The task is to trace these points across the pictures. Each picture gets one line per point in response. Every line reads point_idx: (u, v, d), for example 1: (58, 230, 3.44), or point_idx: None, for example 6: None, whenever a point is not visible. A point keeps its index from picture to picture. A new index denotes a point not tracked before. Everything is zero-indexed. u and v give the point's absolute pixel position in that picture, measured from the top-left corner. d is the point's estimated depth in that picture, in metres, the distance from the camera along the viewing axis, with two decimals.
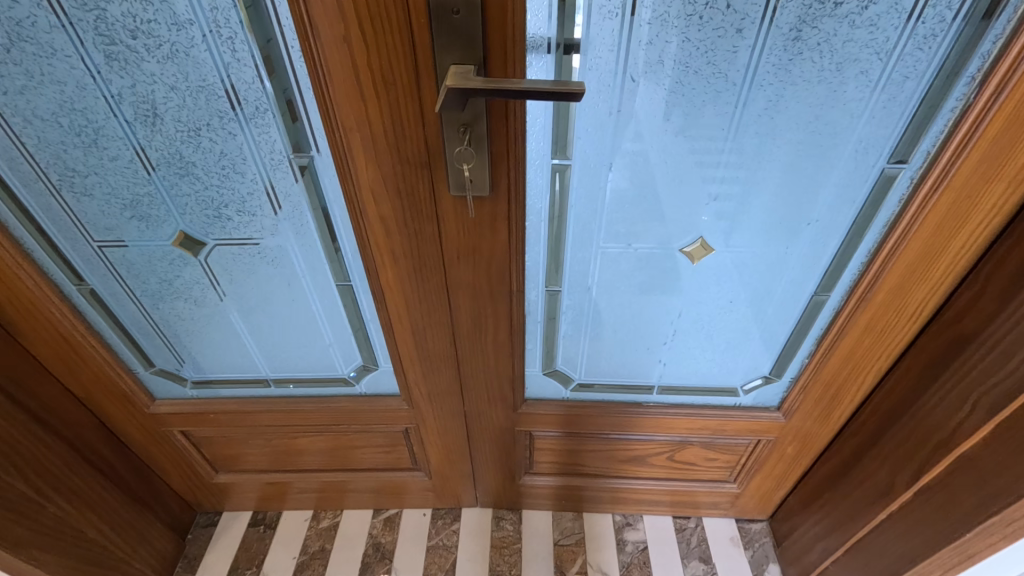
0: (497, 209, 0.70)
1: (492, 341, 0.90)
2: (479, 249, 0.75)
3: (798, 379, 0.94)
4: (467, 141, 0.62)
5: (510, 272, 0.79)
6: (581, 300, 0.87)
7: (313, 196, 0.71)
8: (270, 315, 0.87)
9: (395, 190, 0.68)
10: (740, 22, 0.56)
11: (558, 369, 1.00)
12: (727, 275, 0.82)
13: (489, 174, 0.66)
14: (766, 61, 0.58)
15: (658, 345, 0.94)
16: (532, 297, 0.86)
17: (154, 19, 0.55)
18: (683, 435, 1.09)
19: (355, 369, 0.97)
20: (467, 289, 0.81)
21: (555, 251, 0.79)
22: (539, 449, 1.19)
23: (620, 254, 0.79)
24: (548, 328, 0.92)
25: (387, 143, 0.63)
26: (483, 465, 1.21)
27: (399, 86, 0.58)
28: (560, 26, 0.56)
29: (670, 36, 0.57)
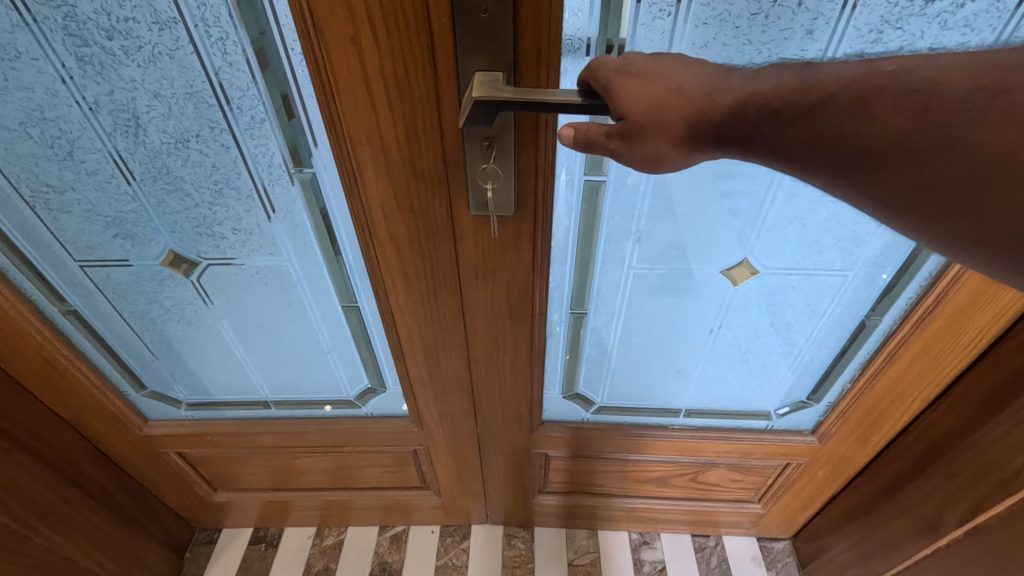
0: (521, 229, 0.63)
1: (510, 364, 0.83)
2: (500, 270, 0.68)
3: (837, 405, 0.88)
4: (492, 158, 0.55)
5: (532, 296, 0.72)
6: (607, 321, 0.80)
7: (317, 214, 0.63)
8: (269, 337, 0.80)
9: (410, 208, 0.61)
10: (813, 23, 0.48)
11: (579, 392, 0.94)
12: (768, 295, 0.75)
13: (515, 193, 0.59)
14: (839, 66, 0.51)
15: (688, 367, 0.88)
16: (555, 319, 0.80)
17: (132, 17, 0.47)
18: (708, 458, 1.03)
19: (362, 391, 0.91)
20: (485, 312, 0.74)
21: (582, 271, 0.73)
22: (555, 470, 1.13)
23: (653, 275, 0.73)
24: (570, 350, 0.85)
25: (400, 158, 0.56)
26: (494, 484, 1.16)
27: (417, 95, 0.51)
28: (603, 25, 0.49)
29: (729, 38, 0.49)
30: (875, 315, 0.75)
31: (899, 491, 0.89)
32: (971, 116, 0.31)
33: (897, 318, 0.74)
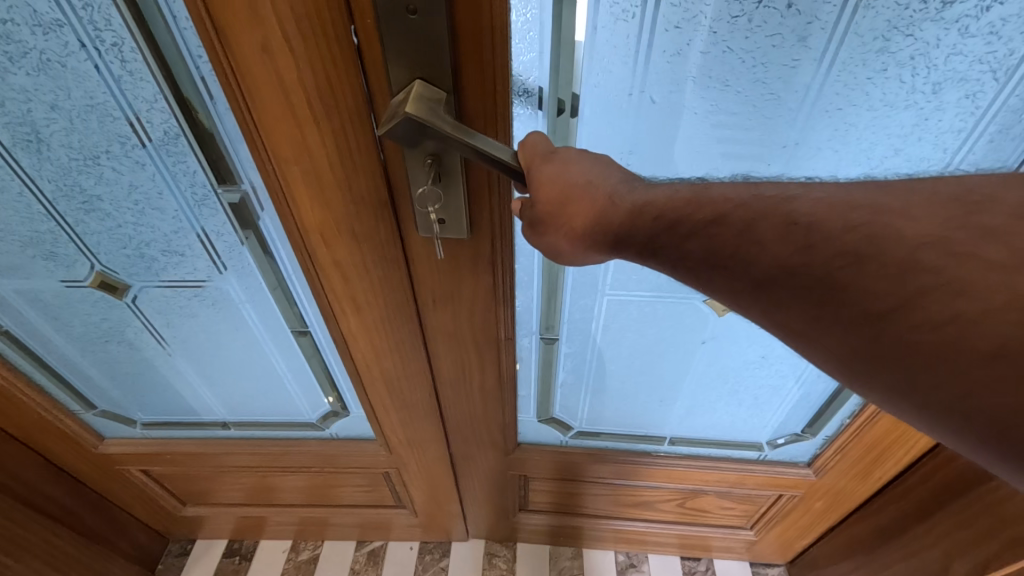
0: (477, 255, 0.57)
1: (479, 390, 0.77)
2: (459, 296, 0.62)
3: (835, 440, 0.81)
4: (437, 178, 0.48)
5: (495, 324, 0.65)
6: (583, 347, 0.74)
7: (253, 236, 0.57)
8: (219, 360, 0.75)
9: (353, 233, 0.54)
10: (807, 29, 0.41)
11: (555, 417, 0.88)
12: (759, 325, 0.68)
13: (468, 215, 0.52)
14: (835, 78, 0.43)
15: (672, 396, 0.81)
16: (525, 344, 0.73)
17: (10, 19, 0.41)
18: (696, 485, 0.97)
19: (325, 414, 0.86)
20: (448, 336, 0.68)
21: (550, 296, 0.66)
22: (536, 490, 1.07)
23: (629, 300, 0.67)
24: (543, 375, 0.79)
25: (334, 179, 0.49)
26: (472, 505, 1.10)
27: (346, 109, 0.44)
28: (554, 83, 0.45)
29: (706, 44, 0.42)
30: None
31: (902, 532, 0.82)
32: (862, 256, 0.29)
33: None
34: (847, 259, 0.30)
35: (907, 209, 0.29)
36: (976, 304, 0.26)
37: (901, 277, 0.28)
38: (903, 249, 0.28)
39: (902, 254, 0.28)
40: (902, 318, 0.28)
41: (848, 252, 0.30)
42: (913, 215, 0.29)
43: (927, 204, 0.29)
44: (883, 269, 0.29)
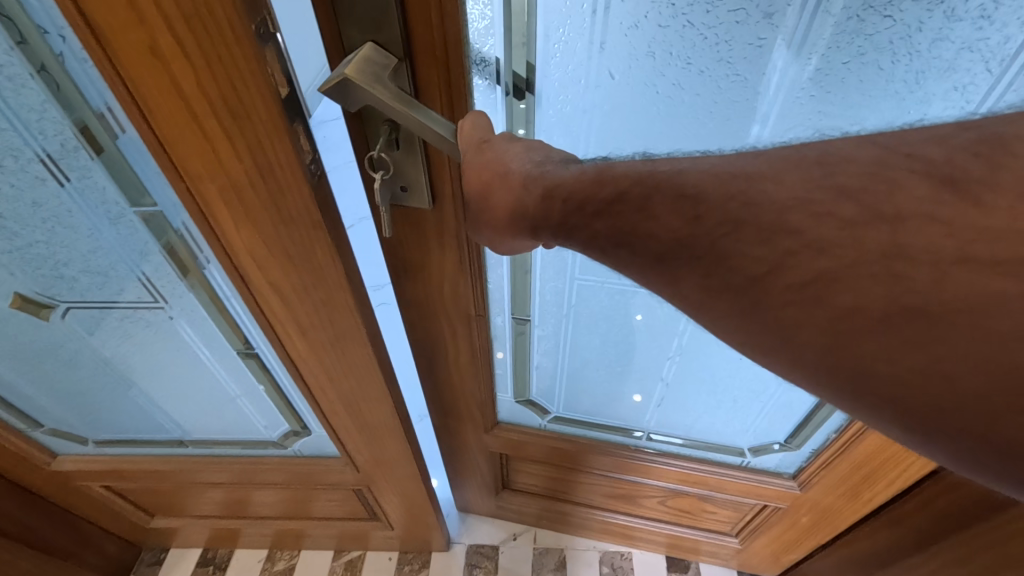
0: (442, 228, 0.52)
1: (455, 367, 0.74)
2: (426, 274, 0.58)
3: (821, 453, 0.79)
4: (397, 143, 0.44)
5: (463, 304, 0.62)
6: (555, 330, 0.73)
7: (180, 252, 0.52)
8: (164, 380, 0.71)
9: (286, 252, 0.49)
10: (774, 3, 0.37)
11: (534, 399, 0.87)
12: None
13: (429, 182, 0.47)
14: (804, 59, 0.39)
15: (648, 387, 0.80)
16: (496, 322, 0.71)
17: None
18: (678, 484, 0.94)
19: (284, 434, 0.82)
20: (416, 307, 0.64)
21: (519, 275, 0.64)
22: (519, 470, 1.06)
23: (597, 287, 0.66)
24: (518, 356, 0.77)
25: (259, 197, 0.44)
26: (462, 480, 1.10)
27: (259, 119, 0.38)
28: (509, 52, 0.41)
29: (664, 17, 0.38)
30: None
31: (886, 536, 0.80)
32: (739, 223, 0.27)
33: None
34: (727, 226, 0.27)
35: (777, 173, 0.27)
36: (836, 261, 0.25)
37: (771, 240, 0.26)
38: (773, 212, 0.26)
39: (772, 216, 0.26)
40: (779, 277, 0.26)
41: (727, 219, 0.27)
42: (782, 176, 0.27)
43: (795, 165, 0.27)
44: (758, 234, 0.26)
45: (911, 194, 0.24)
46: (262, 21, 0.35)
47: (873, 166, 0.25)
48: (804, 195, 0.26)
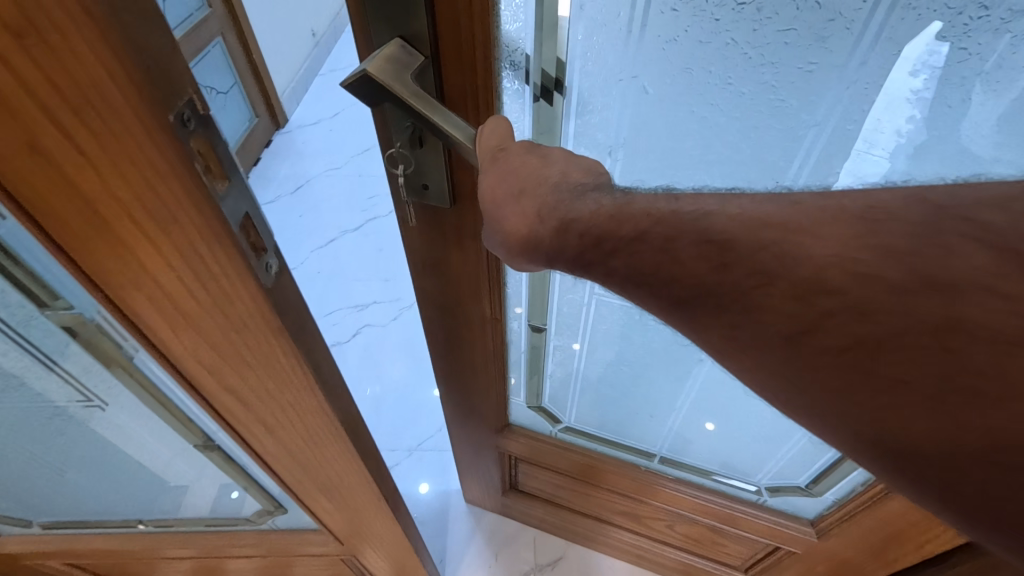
0: (462, 228, 0.49)
1: (475, 371, 0.72)
2: (446, 272, 0.55)
3: (840, 504, 0.74)
4: (419, 142, 0.41)
5: (479, 313, 0.60)
6: (572, 343, 0.74)
7: (94, 334, 0.36)
8: (109, 466, 0.58)
9: (252, 381, 0.35)
10: (830, 28, 0.34)
11: (545, 406, 0.87)
12: None
13: (451, 182, 0.44)
14: (861, 91, 0.37)
15: (666, 407, 0.80)
16: (514, 329, 0.70)
17: None
18: (686, 510, 0.90)
19: (257, 512, 0.65)
20: (433, 303, 0.61)
21: (538, 287, 0.63)
22: (525, 472, 1.03)
23: (617, 304, 0.66)
24: (533, 364, 0.77)
25: (201, 305, 0.28)
26: (470, 479, 1.09)
27: (196, 235, 0.25)
28: (538, 47, 0.38)
29: (706, 33, 0.36)
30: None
31: None
32: (770, 276, 0.25)
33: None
34: (757, 277, 0.26)
35: (813, 224, 0.25)
36: (877, 326, 0.23)
37: (805, 298, 0.25)
38: (809, 267, 0.25)
39: (809, 271, 0.25)
40: (817, 337, 0.24)
41: (756, 270, 0.26)
42: (819, 231, 0.25)
43: (832, 219, 0.25)
44: (791, 290, 0.25)
45: (970, 262, 0.22)
46: (183, 106, 0.22)
47: (921, 224, 0.24)
48: (840, 253, 0.24)
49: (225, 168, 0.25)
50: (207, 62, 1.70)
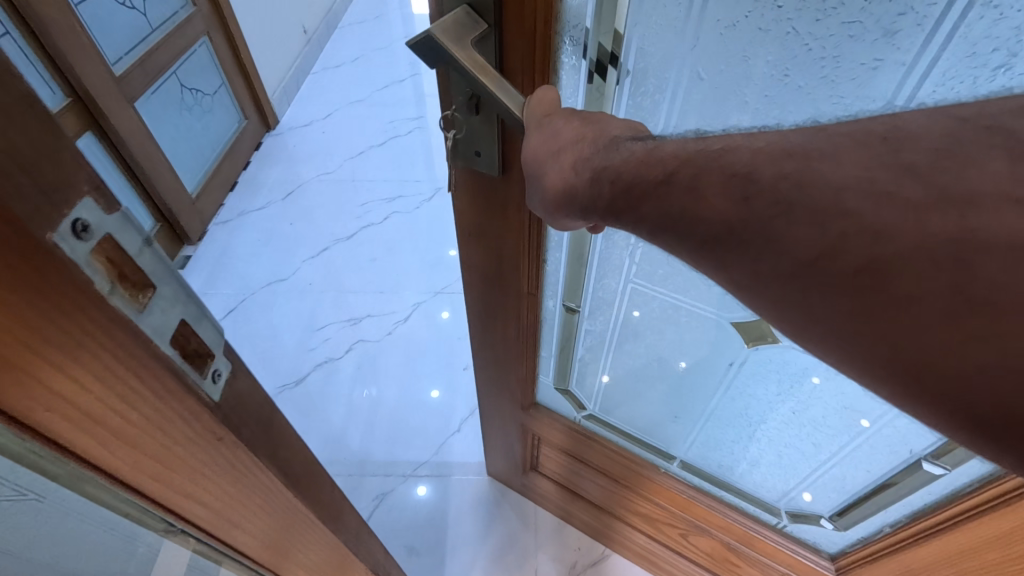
0: (508, 198, 0.55)
1: (514, 342, 0.78)
2: (491, 237, 0.61)
3: (865, 543, 0.77)
4: (474, 110, 0.46)
5: (515, 288, 0.67)
6: (603, 327, 0.80)
7: (15, 445, 0.26)
8: None
9: (208, 493, 0.33)
10: (898, 21, 0.37)
11: (572, 389, 0.94)
12: (785, 369, 0.68)
13: (501, 152, 0.50)
14: (929, 93, 0.39)
15: (693, 405, 0.84)
16: (551, 307, 0.78)
17: None
18: (703, 524, 0.95)
19: None
20: (477, 273, 0.68)
21: (577, 268, 0.70)
22: (544, 456, 1.11)
23: (653, 295, 0.70)
24: (565, 342, 0.84)
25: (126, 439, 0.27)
26: (495, 454, 1.19)
27: (116, 370, 0.24)
28: (596, 23, 0.44)
29: (769, 22, 0.40)
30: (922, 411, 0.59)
31: None
32: (791, 204, 0.28)
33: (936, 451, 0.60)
34: (779, 207, 0.28)
35: (836, 152, 0.27)
36: (889, 245, 0.25)
37: (825, 223, 0.26)
38: (829, 192, 0.27)
39: (828, 198, 0.27)
40: (834, 260, 0.26)
41: (779, 200, 0.28)
42: (841, 160, 0.27)
43: (855, 146, 0.27)
44: (811, 215, 0.27)
45: (991, 169, 0.24)
46: (77, 214, 0.21)
47: (942, 143, 0.26)
48: (862, 175, 0.26)
49: (145, 275, 0.24)
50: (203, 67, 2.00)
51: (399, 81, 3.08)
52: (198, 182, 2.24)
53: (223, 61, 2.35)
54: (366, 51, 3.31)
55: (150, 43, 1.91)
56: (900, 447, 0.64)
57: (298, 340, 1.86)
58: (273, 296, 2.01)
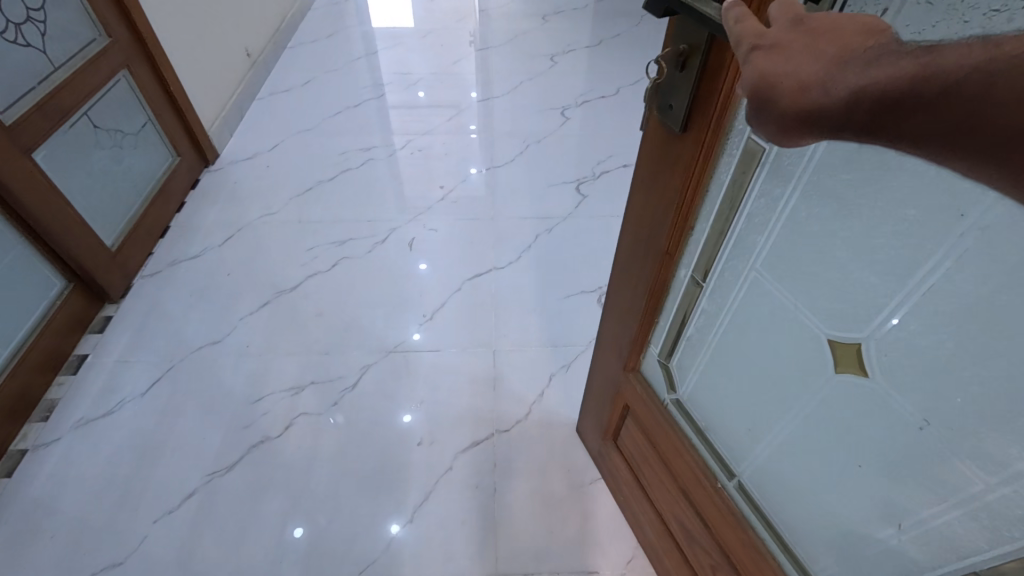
0: (681, 148, 0.71)
1: (636, 275, 0.96)
2: (658, 176, 0.79)
3: None
4: (680, 66, 0.63)
5: (661, 235, 0.83)
6: (717, 310, 0.86)
7: None
8: None
9: None
10: None
11: (674, 365, 1.02)
12: (874, 410, 0.65)
13: (687, 110, 0.66)
14: None
15: (763, 428, 0.85)
16: (682, 276, 0.88)
17: None
18: (728, 550, 0.96)
19: None
20: (640, 205, 0.88)
21: (713, 243, 0.79)
22: (627, 424, 1.26)
23: (770, 284, 0.73)
24: (681, 316, 0.94)
25: None
26: (590, 408, 1.46)
27: None
28: None
29: None
30: (988, 515, 0.57)
31: None
32: None
33: (997, 558, 0.57)
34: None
35: None
36: None
37: None
38: None
39: None
40: None
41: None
42: None
43: None
44: None
45: None
46: None
47: None
48: None
49: None
50: (76, 131, 1.99)
51: (355, 107, 3.08)
52: (118, 234, 2.17)
53: (149, 99, 2.33)
54: (317, 76, 3.30)
55: (51, 85, 1.86)
56: (963, 551, 0.61)
57: (235, 407, 1.83)
58: (212, 358, 1.97)
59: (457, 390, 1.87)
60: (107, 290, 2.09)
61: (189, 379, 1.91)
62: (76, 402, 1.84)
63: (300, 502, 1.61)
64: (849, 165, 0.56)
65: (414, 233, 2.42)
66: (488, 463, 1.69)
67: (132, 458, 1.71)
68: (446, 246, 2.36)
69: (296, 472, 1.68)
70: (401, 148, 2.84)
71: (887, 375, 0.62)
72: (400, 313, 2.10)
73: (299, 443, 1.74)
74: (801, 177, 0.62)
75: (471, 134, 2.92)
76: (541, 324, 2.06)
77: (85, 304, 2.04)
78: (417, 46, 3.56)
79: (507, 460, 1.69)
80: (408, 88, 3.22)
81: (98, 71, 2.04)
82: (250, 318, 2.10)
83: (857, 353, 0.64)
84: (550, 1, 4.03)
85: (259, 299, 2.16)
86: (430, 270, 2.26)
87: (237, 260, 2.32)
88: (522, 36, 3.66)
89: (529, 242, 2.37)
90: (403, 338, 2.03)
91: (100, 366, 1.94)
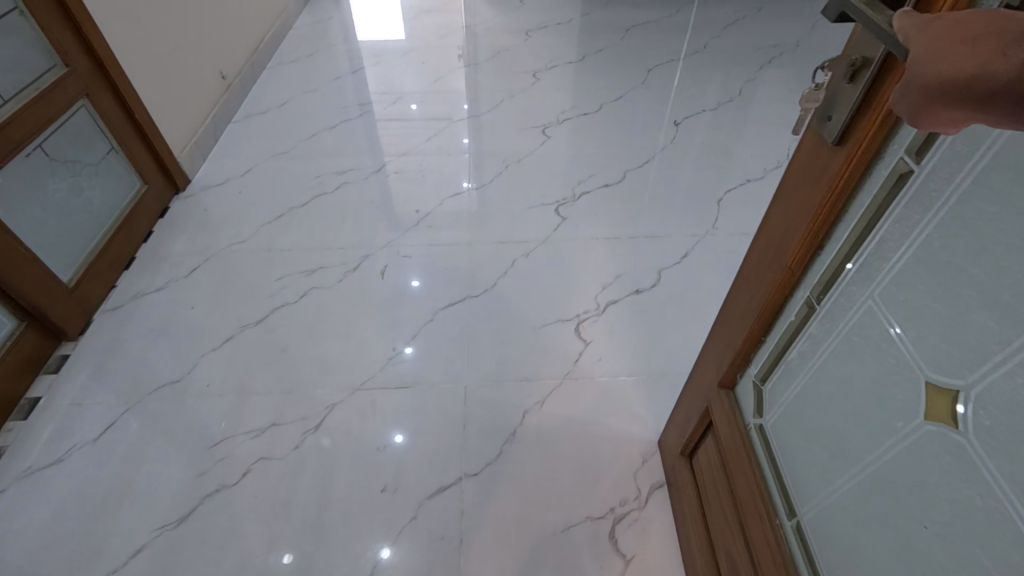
0: (829, 162, 0.72)
1: (753, 290, 0.97)
2: (799, 192, 0.80)
3: None
4: (849, 77, 0.64)
5: (786, 253, 0.84)
6: (823, 337, 0.84)
7: None
8: None
9: None
10: None
11: (768, 386, 1.01)
12: (956, 467, 0.62)
13: (846, 121, 0.66)
14: None
15: (835, 468, 0.83)
16: (799, 297, 0.88)
17: None
18: None
19: None
20: (773, 221, 0.89)
21: (835, 268, 0.79)
22: (709, 444, 1.26)
23: (880, 320, 0.72)
24: (786, 338, 0.93)
25: None
26: (677, 421, 1.47)
27: None
28: None
29: None
30: None
31: None
32: None
33: None
34: None
35: None
36: None
37: None
38: None
39: None
40: None
41: None
42: None
43: None
44: None
45: None
46: None
47: None
48: None
49: None
50: (30, 162, 1.84)
51: (330, 129, 2.96)
52: (75, 269, 2.00)
53: (112, 125, 2.18)
54: (295, 96, 3.18)
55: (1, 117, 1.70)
56: None
57: (194, 451, 1.71)
58: (181, 397, 1.84)
59: (450, 422, 1.79)
60: (63, 326, 1.93)
61: (159, 419, 1.78)
62: (25, 448, 1.69)
63: (267, 558, 1.51)
64: (997, 199, 0.54)
65: (389, 259, 2.33)
66: (456, 510, 1.60)
67: (87, 509, 1.58)
68: (434, 268, 2.29)
69: (269, 513, 1.59)
70: (384, 170, 2.75)
71: (980, 430, 0.59)
72: (385, 342, 2.02)
73: (257, 491, 1.63)
74: (941, 211, 0.61)
75: (463, 153, 2.87)
76: (532, 352, 1.98)
77: (40, 340, 1.88)
78: (401, 63, 3.48)
79: (478, 508, 1.61)
80: (393, 107, 3.13)
81: (55, 99, 1.89)
82: (213, 354, 1.96)
83: (953, 401, 0.62)
84: (535, 15, 4.02)
85: (224, 334, 2.03)
86: (423, 288, 2.20)
87: (202, 292, 2.17)
88: (506, 50, 3.63)
89: (506, 268, 2.29)
90: (385, 369, 1.93)
91: (53, 409, 1.79)
